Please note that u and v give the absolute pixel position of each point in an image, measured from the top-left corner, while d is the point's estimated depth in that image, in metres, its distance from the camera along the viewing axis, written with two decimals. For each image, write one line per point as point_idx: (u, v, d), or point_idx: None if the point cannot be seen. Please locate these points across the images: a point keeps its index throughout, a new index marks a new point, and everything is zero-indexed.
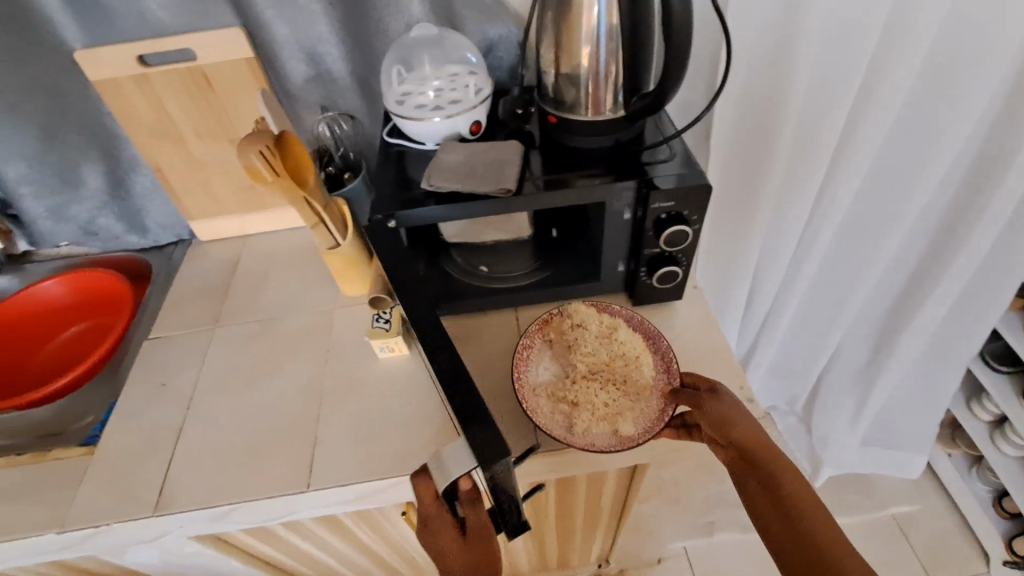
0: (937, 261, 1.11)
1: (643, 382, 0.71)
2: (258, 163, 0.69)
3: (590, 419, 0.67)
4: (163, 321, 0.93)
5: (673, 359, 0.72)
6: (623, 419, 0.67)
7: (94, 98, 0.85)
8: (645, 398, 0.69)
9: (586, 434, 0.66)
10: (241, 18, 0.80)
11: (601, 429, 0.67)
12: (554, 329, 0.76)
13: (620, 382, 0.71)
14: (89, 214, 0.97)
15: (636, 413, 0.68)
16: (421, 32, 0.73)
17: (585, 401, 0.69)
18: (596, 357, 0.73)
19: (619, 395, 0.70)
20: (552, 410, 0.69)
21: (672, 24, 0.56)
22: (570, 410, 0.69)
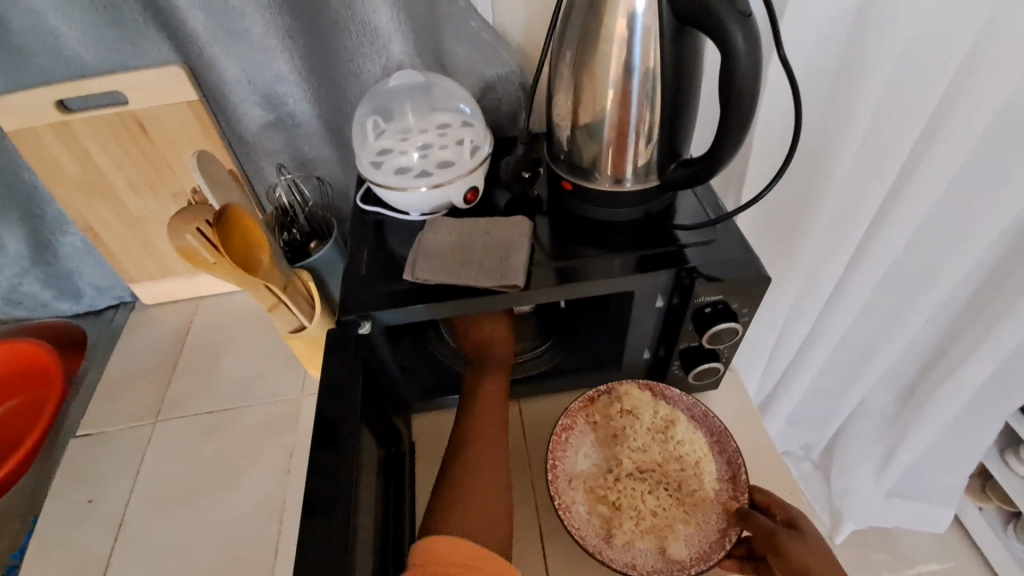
0: (985, 316, 0.99)
1: (702, 493, 0.56)
2: (197, 247, 0.55)
3: (632, 529, 0.54)
4: (95, 410, 0.77)
5: (742, 467, 0.57)
6: (673, 534, 0.54)
7: (4, 148, 0.70)
8: (702, 513, 0.55)
9: (627, 549, 0.53)
10: (181, 54, 0.65)
11: (646, 544, 0.53)
12: (599, 411, 0.62)
13: (673, 487, 0.57)
14: (9, 282, 0.83)
15: (691, 530, 0.54)
16: (404, 78, 0.59)
17: (630, 506, 0.56)
18: (646, 453, 0.59)
19: (671, 503, 0.56)
20: (589, 511, 0.56)
21: (734, 83, 0.43)
22: (610, 514, 0.55)
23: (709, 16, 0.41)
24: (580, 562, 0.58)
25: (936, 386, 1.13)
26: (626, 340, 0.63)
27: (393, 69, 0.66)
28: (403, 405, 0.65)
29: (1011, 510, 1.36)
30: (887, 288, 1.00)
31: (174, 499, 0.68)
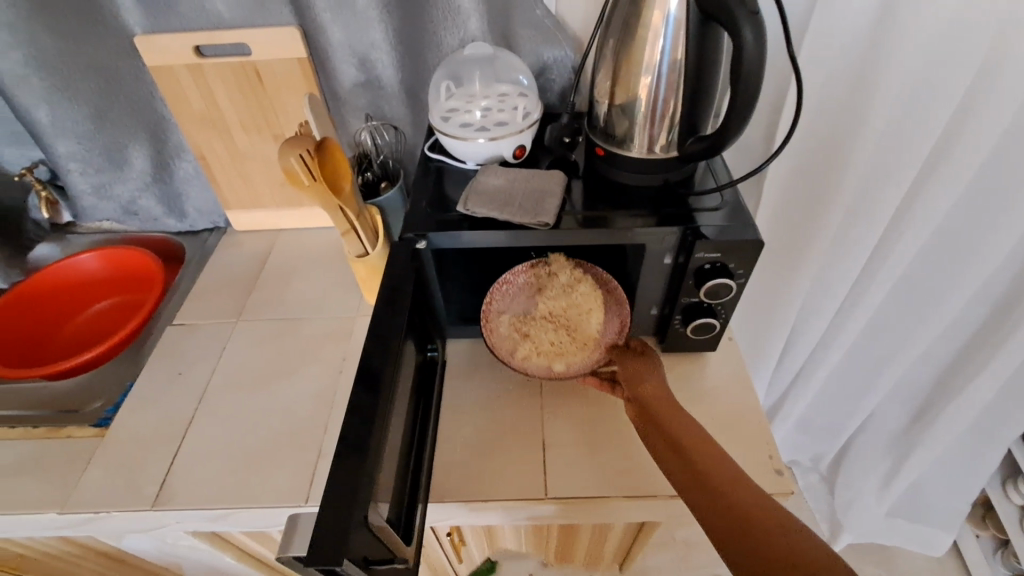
0: (996, 336, 1.03)
1: (592, 333, 0.72)
2: (297, 167, 0.69)
3: (533, 351, 0.71)
4: (188, 307, 0.93)
5: (627, 324, 0.71)
6: (562, 358, 0.71)
7: (147, 82, 0.86)
8: (587, 347, 0.72)
9: (524, 361, 0.71)
10: (299, 19, 0.80)
11: (540, 361, 0.71)
12: (532, 274, 0.71)
13: (572, 329, 0.72)
14: (131, 194, 0.98)
15: (575, 357, 0.72)
16: (475, 51, 0.71)
17: (536, 336, 0.71)
18: (562, 303, 0.71)
19: (568, 340, 0.71)
20: (505, 334, 0.71)
21: (741, 69, 0.52)
22: (520, 338, 0.71)
23: (725, 13, 0.51)
24: (568, 472, 0.68)
25: (943, 404, 1.17)
26: (637, 293, 0.72)
27: (466, 44, 0.79)
28: (441, 327, 0.77)
29: (1008, 541, 1.38)
30: (899, 299, 1.05)
31: (245, 381, 0.81)
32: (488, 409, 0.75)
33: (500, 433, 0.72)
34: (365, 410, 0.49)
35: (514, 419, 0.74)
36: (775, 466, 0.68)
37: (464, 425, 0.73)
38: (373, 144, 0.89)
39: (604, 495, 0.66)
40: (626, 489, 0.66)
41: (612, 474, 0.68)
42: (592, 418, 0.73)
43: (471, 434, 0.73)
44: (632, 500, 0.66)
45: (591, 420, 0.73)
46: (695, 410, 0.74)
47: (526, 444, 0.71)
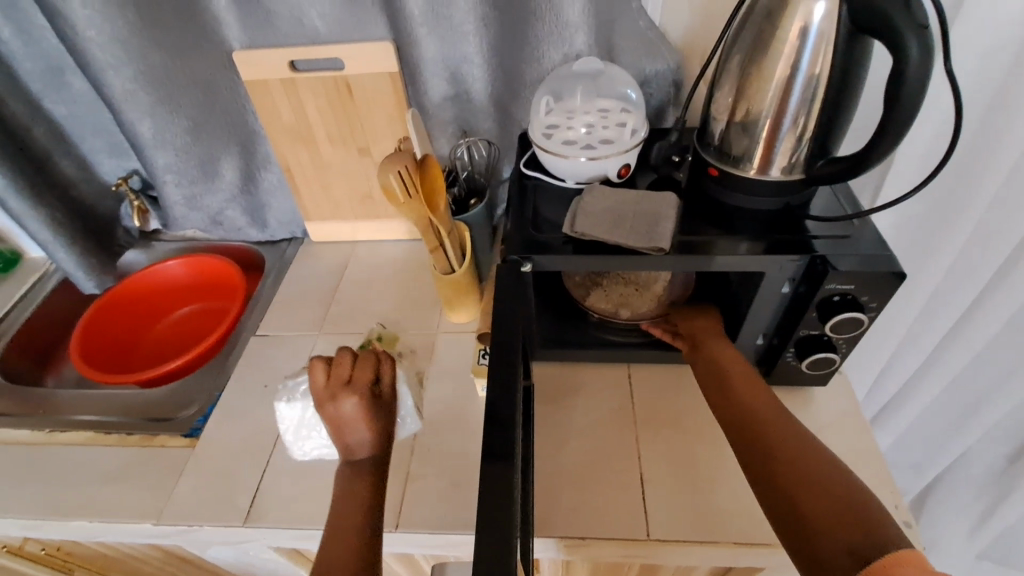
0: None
1: (657, 289, 0.77)
2: (395, 184, 0.68)
3: (603, 297, 0.77)
4: (270, 318, 0.94)
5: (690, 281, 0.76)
6: (629, 305, 0.76)
7: (242, 95, 0.87)
8: (653, 299, 0.76)
9: (595, 303, 0.76)
10: (393, 32, 0.79)
11: (608, 304, 0.76)
12: None
13: (639, 285, 0.78)
14: (219, 205, 0.99)
15: (641, 307, 0.76)
16: (581, 65, 0.69)
17: (606, 285, 0.78)
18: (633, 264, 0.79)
19: (633, 291, 0.78)
20: (579, 281, 0.78)
21: (900, 85, 0.47)
22: (592, 285, 0.78)
23: (885, 23, 0.46)
24: (668, 510, 0.64)
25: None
26: (745, 323, 0.67)
27: (563, 57, 0.76)
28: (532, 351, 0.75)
29: None
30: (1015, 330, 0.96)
31: None
32: (582, 438, 0.71)
33: (593, 465, 0.69)
34: (486, 445, 0.47)
35: (609, 452, 0.70)
36: (902, 517, 0.62)
37: (556, 455, 0.70)
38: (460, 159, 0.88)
39: (710, 539, 0.62)
40: (734, 534, 0.62)
41: (720, 517, 0.63)
42: (692, 455, 0.69)
43: (563, 463, 0.70)
44: (740, 548, 0.61)
45: (691, 455, 0.69)
46: None
47: (623, 477, 0.67)
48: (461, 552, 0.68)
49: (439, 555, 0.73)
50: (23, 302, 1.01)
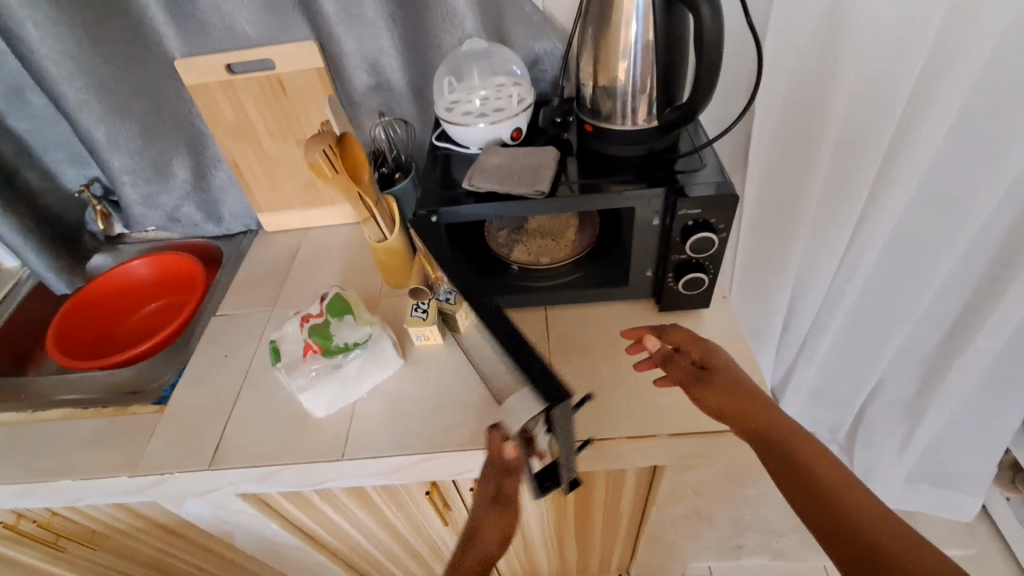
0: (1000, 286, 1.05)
1: (568, 237, 0.88)
2: (321, 161, 0.78)
3: (523, 250, 0.87)
4: (228, 300, 1.03)
5: (595, 227, 0.87)
6: (545, 254, 0.87)
7: (187, 100, 0.97)
8: (567, 246, 0.87)
9: (517, 256, 0.87)
10: (315, 32, 0.89)
11: (528, 255, 0.87)
12: None
13: (553, 236, 0.89)
14: (175, 203, 1.08)
15: (556, 254, 0.87)
16: (472, 46, 0.79)
17: (524, 240, 0.88)
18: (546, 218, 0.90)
19: (548, 241, 0.88)
20: (501, 238, 0.88)
21: (702, 41, 0.59)
22: (513, 241, 0.88)
23: None
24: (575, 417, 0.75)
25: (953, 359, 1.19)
26: (631, 255, 0.79)
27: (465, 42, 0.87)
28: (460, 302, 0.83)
29: None
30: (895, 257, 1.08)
31: None
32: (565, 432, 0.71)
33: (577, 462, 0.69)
34: None
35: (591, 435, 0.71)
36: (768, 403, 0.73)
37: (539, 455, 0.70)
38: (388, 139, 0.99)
39: (609, 436, 0.73)
40: (629, 430, 0.73)
41: (618, 418, 0.74)
42: (598, 373, 0.80)
43: (486, 390, 0.80)
44: (632, 441, 0.72)
45: (597, 372, 0.80)
46: None
47: None
48: (400, 475, 0.78)
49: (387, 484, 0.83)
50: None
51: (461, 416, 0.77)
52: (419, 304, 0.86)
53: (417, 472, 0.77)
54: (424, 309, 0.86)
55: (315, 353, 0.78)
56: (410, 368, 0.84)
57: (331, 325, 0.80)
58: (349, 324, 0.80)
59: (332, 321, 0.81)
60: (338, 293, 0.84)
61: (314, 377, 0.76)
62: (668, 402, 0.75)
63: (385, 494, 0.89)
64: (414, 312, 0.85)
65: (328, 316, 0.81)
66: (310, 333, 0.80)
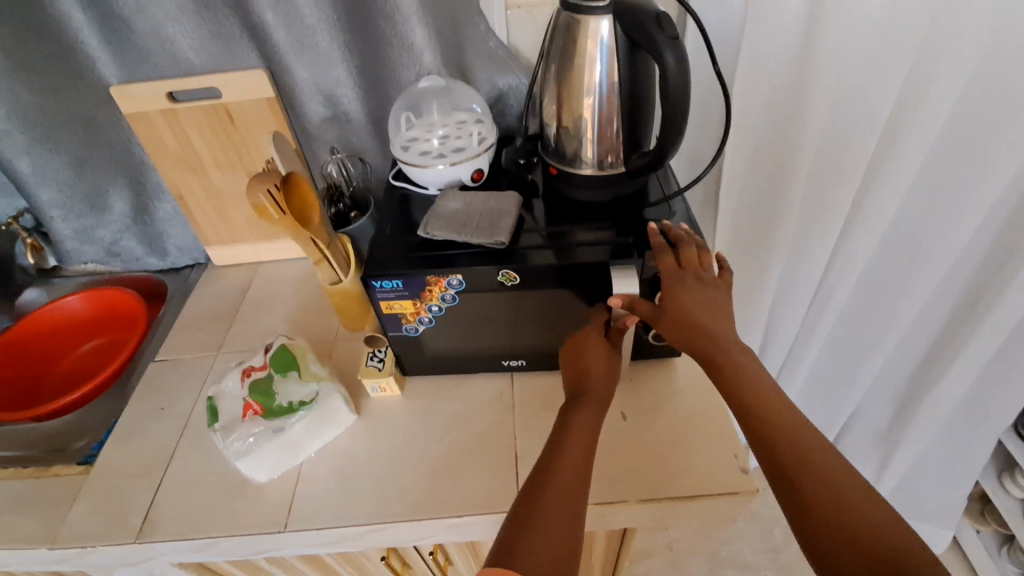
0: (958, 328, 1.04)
1: None
2: (265, 202, 0.72)
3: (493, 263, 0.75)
4: (169, 342, 0.95)
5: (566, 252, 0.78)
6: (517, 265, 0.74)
7: (125, 129, 0.90)
8: None
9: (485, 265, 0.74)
10: (265, 61, 0.84)
11: None
12: None
13: None
14: (113, 236, 1.00)
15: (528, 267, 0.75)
16: (431, 82, 0.75)
17: None
18: None
19: None
20: None
21: (668, 90, 0.55)
22: None
23: (645, 36, 0.54)
24: None
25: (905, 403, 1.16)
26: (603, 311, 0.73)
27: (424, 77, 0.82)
28: (420, 346, 0.77)
29: (1009, 534, 1.36)
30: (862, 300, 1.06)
31: None
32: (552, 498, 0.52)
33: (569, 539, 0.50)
34: None
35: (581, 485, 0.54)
36: (741, 464, 0.69)
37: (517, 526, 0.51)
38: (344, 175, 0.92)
39: None
40: (598, 495, 0.68)
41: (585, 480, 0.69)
42: None
43: (447, 447, 0.74)
44: (602, 507, 0.67)
45: None
46: (661, 416, 0.75)
47: (500, 453, 0.73)
48: (352, 544, 0.71)
49: (340, 550, 0.76)
50: None
51: (417, 478, 0.71)
52: (375, 352, 0.81)
53: (370, 540, 0.70)
54: (380, 357, 0.80)
55: (256, 414, 0.71)
56: (365, 422, 0.78)
57: (274, 382, 0.74)
58: (295, 379, 0.74)
59: (276, 377, 0.74)
60: (284, 345, 0.78)
61: (253, 443, 0.69)
62: (636, 463, 0.70)
63: (339, 557, 0.82)
64: (369, 361, 0.79)
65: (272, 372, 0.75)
66: (251, 392, 0.73)
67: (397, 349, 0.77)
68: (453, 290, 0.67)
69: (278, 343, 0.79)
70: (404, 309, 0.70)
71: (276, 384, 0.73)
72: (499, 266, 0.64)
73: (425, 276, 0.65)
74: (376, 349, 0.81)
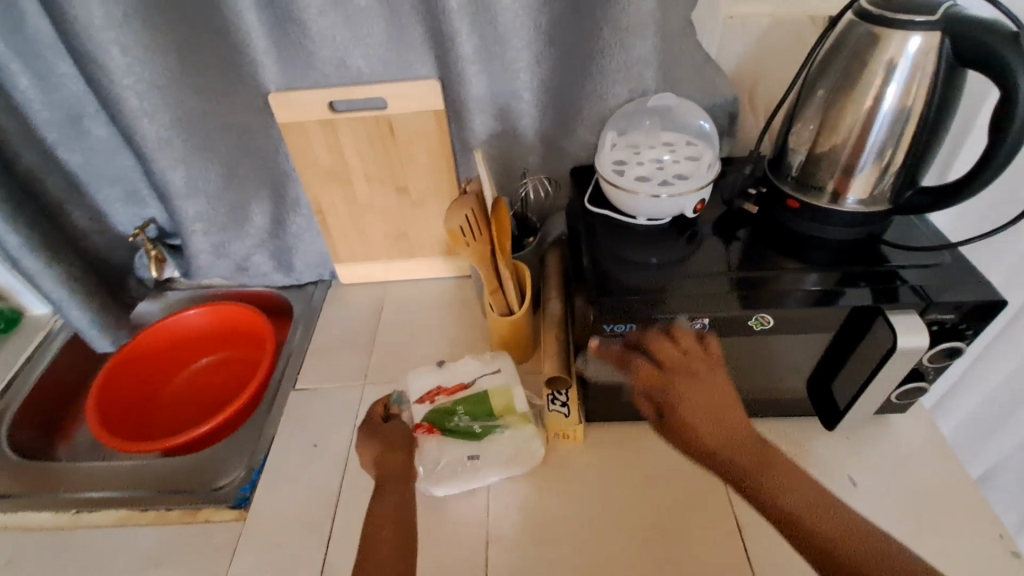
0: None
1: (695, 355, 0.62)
2: (461, 228, 0.67)
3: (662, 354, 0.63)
4: (308, 369, 0.88)
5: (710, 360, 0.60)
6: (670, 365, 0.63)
7: (276, 138, 0.83)
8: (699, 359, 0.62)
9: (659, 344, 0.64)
10: (442, 72, 0.77)
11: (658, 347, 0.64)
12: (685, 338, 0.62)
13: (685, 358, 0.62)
14: (246, 252, 0.94)
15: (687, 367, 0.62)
16: (657, 101, 0.70)
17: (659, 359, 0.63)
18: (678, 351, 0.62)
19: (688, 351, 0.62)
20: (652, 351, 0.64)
21: (1008, 121, 0.48)
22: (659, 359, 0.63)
23: (993, 58, 0.47)
24: (774, 557, 0.62)
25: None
26: (839, 374, 0.64)
27: (639, 96, 0.75)
28: (619, 392, 0.69)
29: None
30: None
31: None
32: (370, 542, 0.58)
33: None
34: None
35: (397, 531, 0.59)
36: (1011, 547, 0.62)
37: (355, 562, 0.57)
38: (524, 198, 0.87)
39: None
40: None
41: None
42: None
43: (652, 507, 0.67)
44: None
45: None
46: (896, 486, 0.68)
47: (719, 520, 0.65)
48: None
49: None
50: (28, 365, 0.94)
51: (628, 546, 0.64)
52: (555, 395, 0.73)
53: None
54: (562, 401, 0.72)
55: (427, 437, 0.70)
56: (551, 475, 0.70)
57: (474, 406, 0.72)
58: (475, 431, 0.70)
59: (461, 415, 0.72)
60: (484, 392, 0.74)
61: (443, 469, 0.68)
62: None
63: None
64: (552, 406, 0.72)
65: (462, 407, 0.72)
66: (432, 412, 0.72)
67: (591, 395, 0.70)
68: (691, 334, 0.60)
69: (477, 384, 0.75)
70: (624, 354, 0.62)
71: (478, 410, 0.72)
72: (755, 311, 0.58)
73: (669, 320, 0.58)
74: (557, 391, 0.73)
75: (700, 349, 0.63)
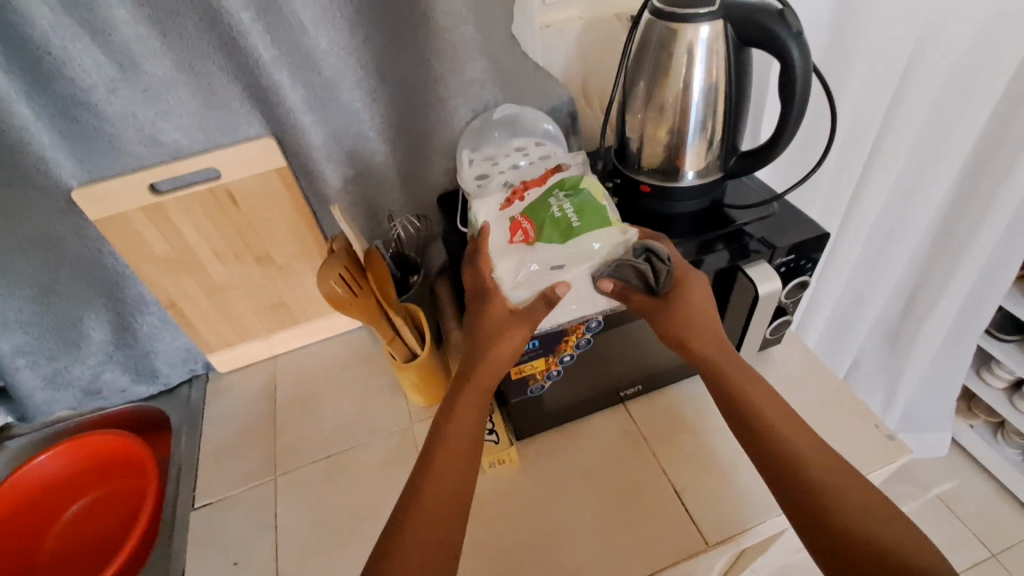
0: (937, 273, 1.15)
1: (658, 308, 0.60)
2: (339, 290, 0.64)
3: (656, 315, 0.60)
4: (205, 480, 0.77)
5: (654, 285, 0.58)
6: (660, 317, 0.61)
7: (95, 238, 0.72)
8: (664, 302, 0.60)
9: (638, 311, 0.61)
10: (273, 126, 0.71)
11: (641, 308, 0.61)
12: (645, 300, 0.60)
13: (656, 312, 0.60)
14: (93, 372, 0.82)
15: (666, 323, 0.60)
16: (503, 112, 0.74)
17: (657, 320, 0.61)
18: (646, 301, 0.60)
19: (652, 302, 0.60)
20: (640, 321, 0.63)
21: (792, 80, 0.55)
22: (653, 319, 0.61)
23: (767, 30, 0.54)
24: (715, 511, 0.66)
25: (911, 339, 1.27)
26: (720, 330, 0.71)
27: (481, 112, 0.75)
28: (540, 404, 0.70)
29: (996, 420, 1.50)
30: (864, 262, 1.13)
31: (320, 543, 0.69)
32: (450, 416, 0.57)
33: (447, 503, 0.52)
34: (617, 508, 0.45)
35: (470, 439, 0.57)
36: (886, 431, 0.72)
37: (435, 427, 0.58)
38: (398, 240, 0.82)
39: (758, 521, 0.65)
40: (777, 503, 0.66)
41: (753, 494, 0.67)
42: (711, 453, 0.71)
43: (599, 504, 0.68)
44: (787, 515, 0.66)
45: (706, 451, 0.72)
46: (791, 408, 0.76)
47: (663, 492, 0.68)
48: None
49: None
50: None
51: (589, 549, 0.64)
52: None
53: None
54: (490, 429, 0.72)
55: (524, 233, 0.58)
56: (497, 505, 0.69)
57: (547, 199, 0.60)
58: (573, 221, 0.57)
59: (563, 199, 0.59)
60: (559, 184, 0.61)
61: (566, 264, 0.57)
62: None
63: None
64: None
65: (562, 188, 0.60)
66: (531, 204, 0.60)
67: (515, 415, 0.70)
68: (589, 333, 0.63)
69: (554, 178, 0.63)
70: (535, 369, 0.64)
71: (545, 204, 0.59)
72: None
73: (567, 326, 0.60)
74: None
75: (602, 343, 0.66)
